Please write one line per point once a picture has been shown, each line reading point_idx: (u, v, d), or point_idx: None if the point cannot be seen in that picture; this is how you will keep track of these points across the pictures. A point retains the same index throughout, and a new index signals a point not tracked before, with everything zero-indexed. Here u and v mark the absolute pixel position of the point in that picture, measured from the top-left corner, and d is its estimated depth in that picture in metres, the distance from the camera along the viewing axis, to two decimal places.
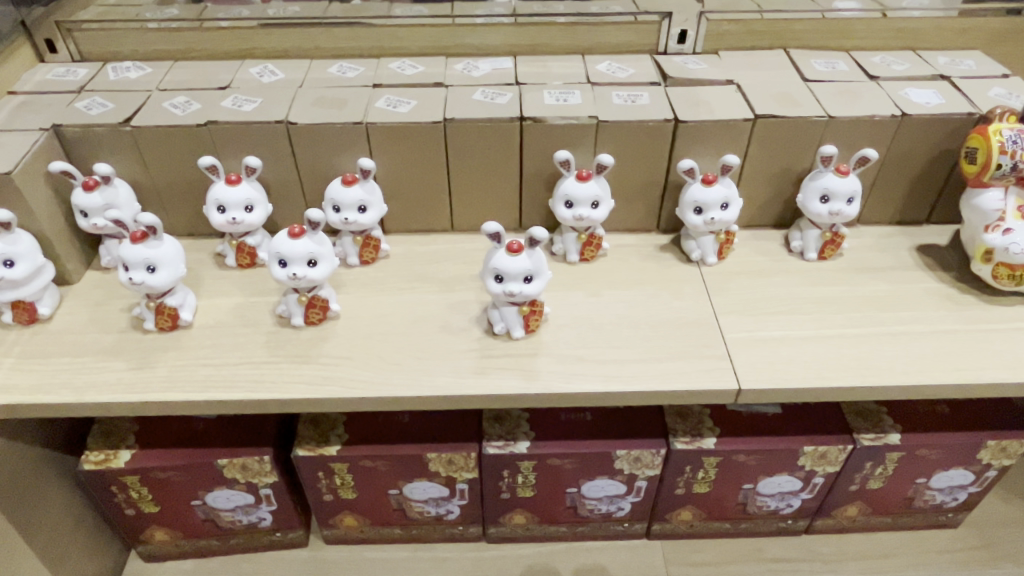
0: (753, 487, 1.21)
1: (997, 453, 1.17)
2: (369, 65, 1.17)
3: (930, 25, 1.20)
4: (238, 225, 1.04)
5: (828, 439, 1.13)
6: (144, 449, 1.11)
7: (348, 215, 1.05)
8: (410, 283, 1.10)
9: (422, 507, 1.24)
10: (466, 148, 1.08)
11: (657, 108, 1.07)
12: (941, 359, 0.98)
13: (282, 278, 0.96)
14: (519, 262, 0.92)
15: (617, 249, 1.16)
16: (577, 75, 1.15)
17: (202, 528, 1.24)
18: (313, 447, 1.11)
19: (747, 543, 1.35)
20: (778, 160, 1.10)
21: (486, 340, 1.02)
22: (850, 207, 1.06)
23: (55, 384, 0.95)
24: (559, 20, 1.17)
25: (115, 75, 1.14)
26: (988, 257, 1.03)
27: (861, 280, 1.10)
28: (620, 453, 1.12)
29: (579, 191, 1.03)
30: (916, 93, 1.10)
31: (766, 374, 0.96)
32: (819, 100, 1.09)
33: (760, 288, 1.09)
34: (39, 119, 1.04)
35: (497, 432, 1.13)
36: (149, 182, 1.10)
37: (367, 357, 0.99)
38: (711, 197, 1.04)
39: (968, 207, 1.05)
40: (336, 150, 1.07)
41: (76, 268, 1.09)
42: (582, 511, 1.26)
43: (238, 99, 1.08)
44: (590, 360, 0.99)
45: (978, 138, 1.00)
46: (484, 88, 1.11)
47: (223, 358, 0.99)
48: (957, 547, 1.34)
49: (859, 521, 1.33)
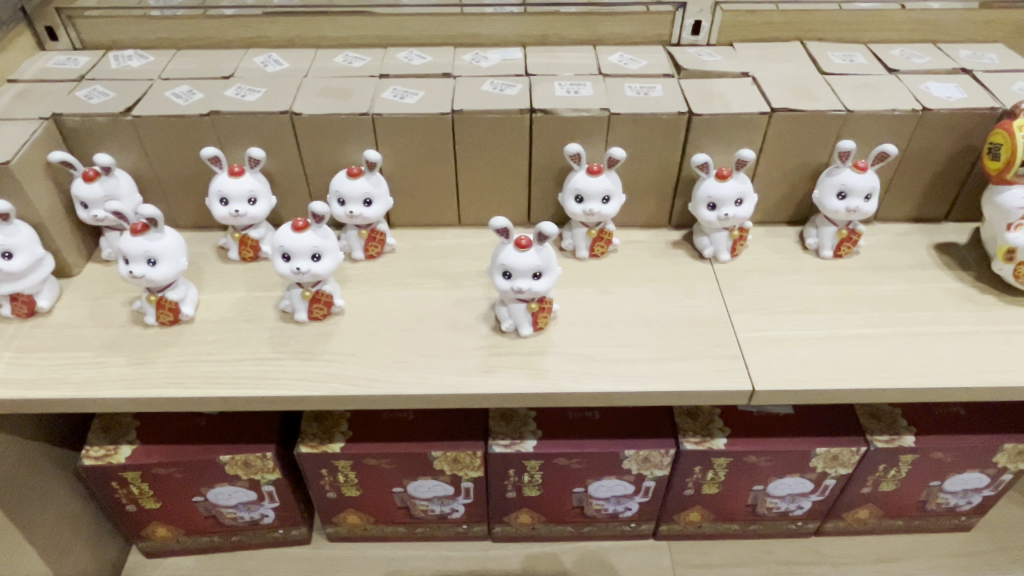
0: (764, 488, 1.19)
1: (1014, 457, 1.14)
2: (375, 55, 1.15)
3: (952, 18, 1.17)
4: (240, 217, 1.02)
5: (841, 440, 1.11)
6: (146, 445, 1.09)
7: (353, 208, 1.02)
8: (417, 279, 1.08)
9: (426, 506, 1.22)
10: (475, 141, 1.06)
11: (671, 100, 1.04)
12: (960, 361, 0.96)
13: (286, 273, 0.94)
14: (528, 258, 0.90)
15: (629, 246, 1.14)
16: (588, 65, 1.12)
17: (202, 524, 1.23)
18: (315, 444, 1.09)
19: (756, 545, 1.32)
20: (794, 155, 1.08)
21: (493, 338, 0.99)
22: (868, 204, 1.04)
23: (53, 379, 0.93)
24: (571, 9, 1.14)
25: (116, 63, 1.12)
26: (1010, 257, 1.00)
27: (878, 279, 1.08)
28: (628, 453, 1.10)
29: (590, 185, 1.01)
30: (937, 87, 1.08)
31: (780, 375, 0.94)
32: (838, 93, 1.06)
33: (774, 287, 1.06)
34: (38, 108, 1.02)
35: (503, 431, 1.11)
36: (150, 173, 1.08)
37: (372, 354, 0.97)
38: (725, 192, 1.02)
39: (990, 206, 1.03)
40: (342, 142, 1.05)
41: (76, 260, 1.07)
42: (588, 511, 1.24)
43: (242, 88, 1.06)
44: (600, 359, 0.96)
45: (1002, 133, 0.98)
46: (494, 80, 1.08)
47: (225, 354, 0.97)
48: (969, 552, 1.31)
49: (869, 524, 1.30)
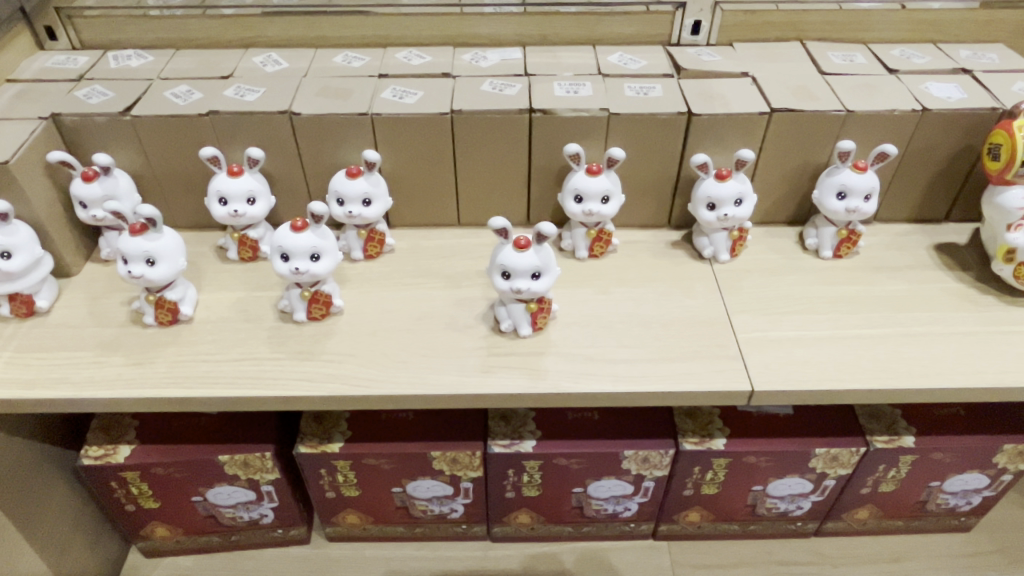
0: (763, 488, 1.19)
1: (1014, 457, 1.14)
2: (375, 54, 1.15)
3: (952, 18, 1.17)
4: (239, 217, 1.02)
5: (841, 441, 1.11)
6: (145, 444, 1.09)
7: (352, 208, 1.02)
8: (416, 279, 1.08)
9: (426, 506, 1.22)
10: (475, 141, 1.06)
11: (671, 100, 1.04)
12: (960, 361, 0.96)
13: (284, 273, 0.93)
14: (527, 259, 0.89)
15: (628, 246, 1.14)
16: (587, 66, 1.12)
17: (202, 524, 1.23)
18: (314, 444, 1.09)
19: (755, 545, 1.32)
20: (794, 155, 1.08)
21: (493, 338, 0.99)
22: (868, 204, 1.03)
23: (52, 379, 0.93)
24: (570, 9, 1.13)
25: (116, 63, 1.12)
26: (1010, 257, 1.00)
27: (877, 280, 1.07)
28: (627, 453, 1.10)
29: (589, 185, 1.01)
30: (937, 87, 1.07)
31: (779, 376, 0.93)
32: (838, 93, 1.06)
33: (774, 287, 1.06)
34: (37, 107, 1.02)
35: (502, 431, 1.11)
36: (150, 173, 1.08)
37: (371, 354, 0.96)
38: (724, 192, 1.02)
39: (990, 206, 1.03)
40: (341, 142, 1.05)
41: (75, 260, 1.07)
42: (588, 511, 1.24)
43: (241, 88, 1.06)
44: (599, 359, 0.96)
45: (1002, 134, 0.97)
46: (493, 80, 1.08)
47: (224, 354, 0.97)
48: (969, 553, 1.31)
49: (869, 524, 1.30)
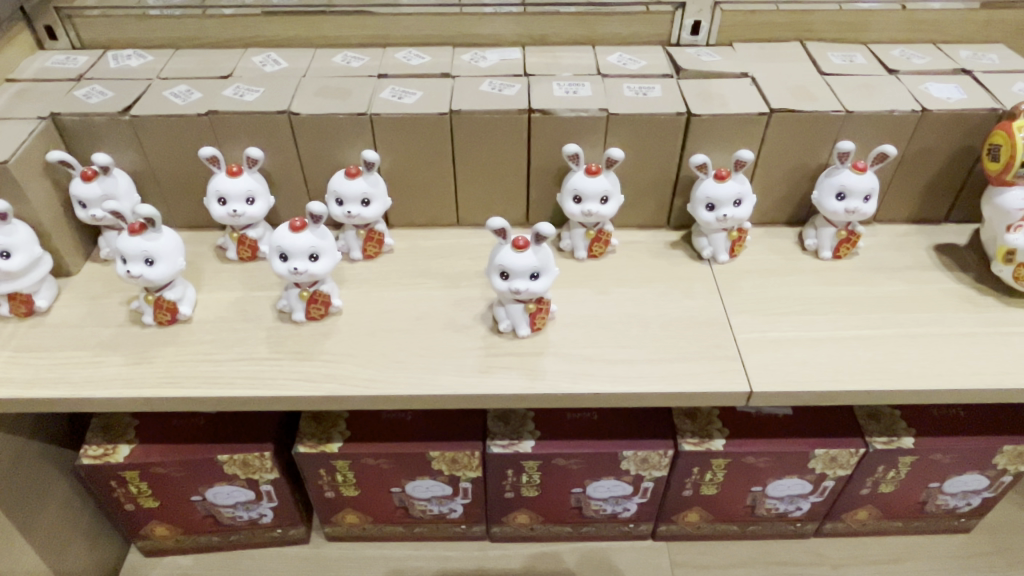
0: (763, 489, 1.18)
1: (1014, 459, 1.13)
2: (374, 54, 1.15)
3: (953, 18, 1.16)
4: (238, 217, 1.02)
5: (840, 441, 1.10)
6: (144, 444, 1.09)
7: (351, 208, 1.02)
8: (415, 279, 1.08)
9: (425, 506, 1.22)
10: (474, 141, 1.06)
11: (670, 100, 1.04)
12: (959, 362, 0.96)
13: (283, 272, 0.93)
14: (525, 259, 0.89)
15: (627, 246, 1.13)
16: (587, 66, 1.12)
17: (201, 524, 1.23)
18: (313, 444, 1.09)
19: (754, 546, 1.32)
20: (793, 156, 1.07)
21: (491, 338, 0.99)
22: (868, 205, 1.03)
23: (52, 378, 0.93)
24: (570, 9, 1.13)
25: (115, 63, 1.12)
26: (1010, 258, 0.99)
27: (877, 280, 1.07)
28: (626, 453, 1.09)
29: (588, 185, 1.01)
30: (937, 88, 1.07)
31: (778, 376, 0.93)
32: (837, 94, 1.05)
33: (773, 288, 1.06)
34: (37, 107, 1.02)
35: (501, 431, 1.11)
36: (149, 173, 1.08)
37: (370, 355, 0.96)
38: (724, 193, 1.01)
39: (990, 207, 1.02)
40: (341, 142, 1.05)
41: (74, 260, 1.07)
42: (587, 511, 1.24)
43: (240, 88, 1.06)
44: (598, 360, 0.96)
45: (1002, 134, 0.97)
46: (493, 80, 1.08)
47: (223, 353, 0.97)
48: (969, 554, 1.31)
49: (869, 525, 1.30)
